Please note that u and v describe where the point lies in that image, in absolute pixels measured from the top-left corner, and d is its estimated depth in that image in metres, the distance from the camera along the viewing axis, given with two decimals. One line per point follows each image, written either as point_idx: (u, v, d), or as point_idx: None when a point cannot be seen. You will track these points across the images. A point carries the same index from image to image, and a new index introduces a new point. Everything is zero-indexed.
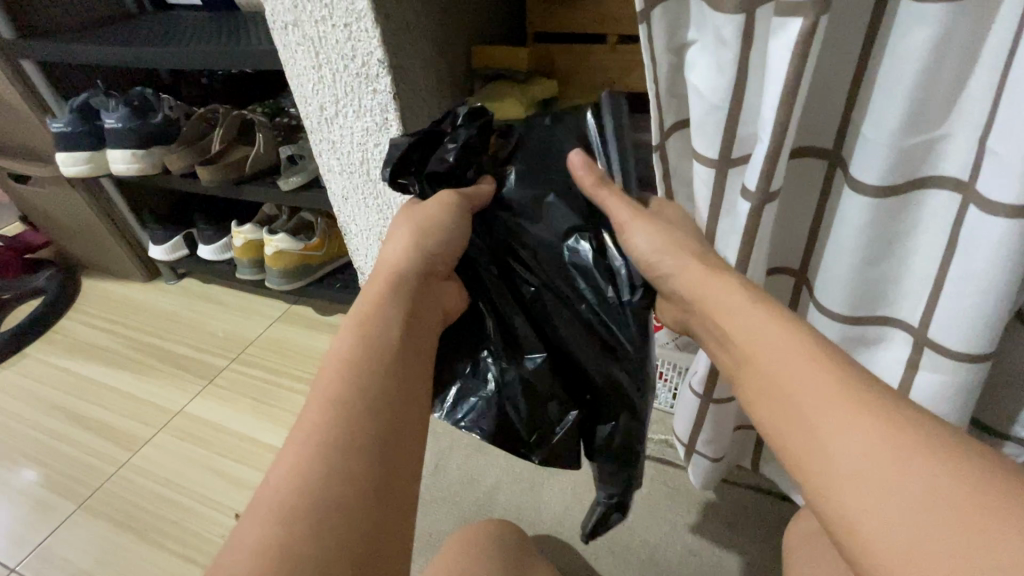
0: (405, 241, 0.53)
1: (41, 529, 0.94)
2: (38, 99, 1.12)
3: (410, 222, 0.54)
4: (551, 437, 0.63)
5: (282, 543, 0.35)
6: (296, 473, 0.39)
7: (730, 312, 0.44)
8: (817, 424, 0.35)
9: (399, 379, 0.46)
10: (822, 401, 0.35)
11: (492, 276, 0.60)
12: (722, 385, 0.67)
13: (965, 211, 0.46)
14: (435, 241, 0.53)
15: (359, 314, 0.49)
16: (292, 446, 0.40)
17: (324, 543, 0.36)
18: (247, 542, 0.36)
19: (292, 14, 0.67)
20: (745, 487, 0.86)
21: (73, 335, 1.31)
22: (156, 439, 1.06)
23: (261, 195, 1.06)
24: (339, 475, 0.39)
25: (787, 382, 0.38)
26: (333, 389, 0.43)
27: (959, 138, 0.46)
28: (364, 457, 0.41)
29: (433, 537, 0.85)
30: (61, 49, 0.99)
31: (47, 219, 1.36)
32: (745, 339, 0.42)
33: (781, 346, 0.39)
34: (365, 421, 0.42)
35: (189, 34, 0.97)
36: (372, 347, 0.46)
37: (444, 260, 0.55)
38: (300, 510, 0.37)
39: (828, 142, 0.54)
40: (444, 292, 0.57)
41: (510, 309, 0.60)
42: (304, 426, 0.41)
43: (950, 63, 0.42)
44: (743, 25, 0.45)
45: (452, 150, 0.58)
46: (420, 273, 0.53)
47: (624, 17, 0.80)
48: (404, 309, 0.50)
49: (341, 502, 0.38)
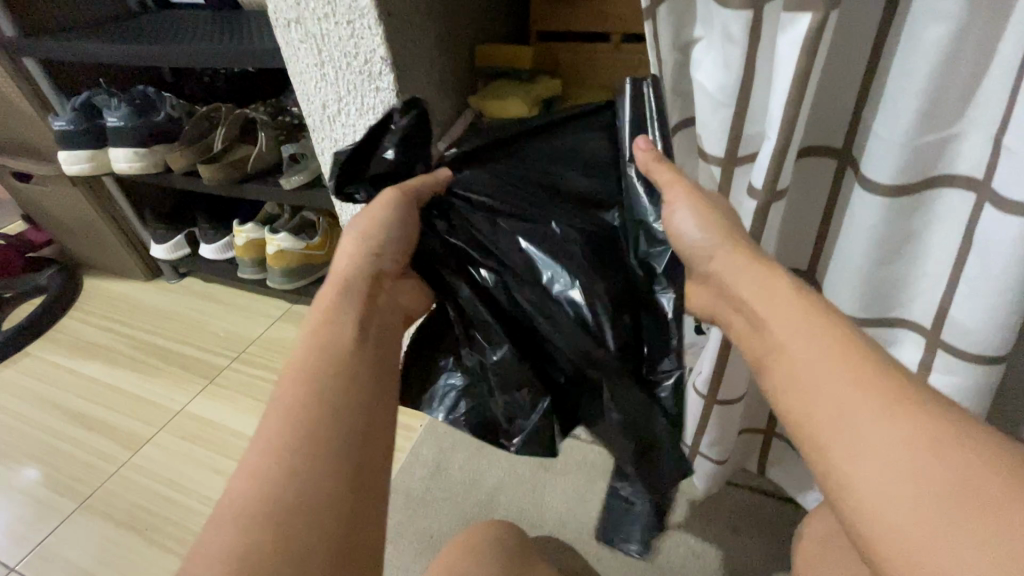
0: (350, 248, 0.52)
1: (42, 527, 0.94)
2: (41, 98, 1.12)
3: (352, 226, 0.53)
4: (524, 428, 0.57)
5: (246, 550, 0.35)
6: (261, 478, 0.38)
7: (761, 300, 0.43)
8: (837, 422, 0.35)
9: (358, 381, 0.44)
10: (843, 398, 0.36)
11: (450, 270, 0.57)
12: (729, 386, 0.67)
13: (979, 210, 0.46)
14: (376, 241, 0.52)
15: (312, 319, 0.48)
16: (254, 455, 0.40)
17: (293, 544, 0.36)
18: (212, 551, 0.35)
19: (294, 11, 0.66)
20: (751, 488, 0.86)
21: (74, 334, 1.30)
22: (158, 438, 1.06)
23: (263, 194, 1.06)
24: (308, 476, 0.39)
25: (809, 378, 0.38)
26: (293, 395, 0.42)
27: (973, 138, 0.45)
28: (330, 457, 0.40)
29: (434, 538, 0.85)
30: (64, 48, 0.99)
31: (49, 218, 1.36)
32: (777, 326, 0.41)
33: (806, 339, 0.39)
34: (329, 421, 0.41)
35: (191, 32, 0.97)
36: (328, 349, 0.45)
37: (390, 257, 0.53)
38: (267, 514, 0.37)
39: (837, 140, 0.54)
40: (400, 291, 0.56)
41: (470, 302, 0.56)
42: (266, 432, 0.40)
43: (965, 59, 0.42)
44: (752, 21, 0.44)
45: (398, 151, 0.56)
46: (370, 272, 0.52)
47: (628, 16, 0.80)
48: (356, 310, 0.49)
49: (309, 507, 0.38)
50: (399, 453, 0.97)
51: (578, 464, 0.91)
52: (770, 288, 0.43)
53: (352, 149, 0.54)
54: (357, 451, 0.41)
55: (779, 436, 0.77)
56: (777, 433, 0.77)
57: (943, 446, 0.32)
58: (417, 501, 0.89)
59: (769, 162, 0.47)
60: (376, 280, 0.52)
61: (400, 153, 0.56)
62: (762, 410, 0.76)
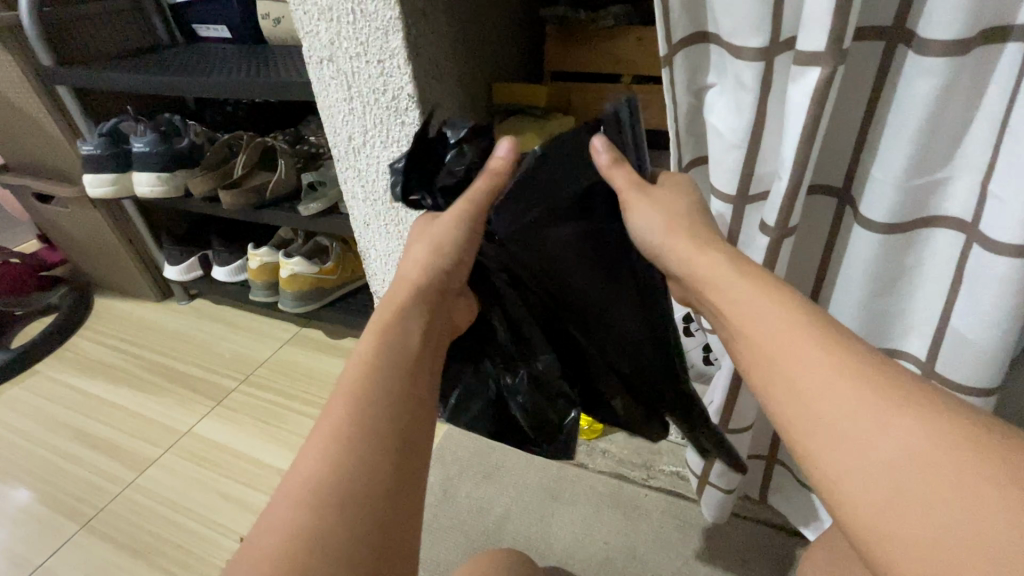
0: (422, 258, 0.51)
1: (44, 548, 0.93)
2: (70, 123, 1.17)
3: (423, 234, 0.53)
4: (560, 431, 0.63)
5: (313, 529, 0.36)
6: (319, 464, 0.38)
7: (742, 297, 0.41)
8: (824, 414, 0.34)
9: (412, 377, 0.44)
10: (831, 388, 0.34)
11: (503, 281, 0.57)
12: (739, 416, 0.67)
13: (968, 250, 0.48)
14: (446, 258, 0.51)
15: (378, 319, 0.47)
16: (319, 439, 0.39)
17: (345, 532, 0.36)
18: (279, 529, 0.36)
19: (327, 50, 0.71)
20: (756, 521, 0.85)
21: (84, 353, 1.31)
22: (164, 459, 1.06)
23: (280, 220, 1.08)
24: (363, 466, 0.38)
25: (794, 371, 0.36)
26: (356, 386, 0.42)
27: (961, 183, 0.48)
28: (382, 451, 0.39)
29: (442, 564, 0.84)
30: (97, 77, 1.03)
31: (66, 238, 1.39)
32: (747, 322, 0.40)
33: (795, 334, 0.37)
34: (387, 418, 0.41)
35: (219, 65, 1.01)
36: (392, 351, 0.45)
37: (459, 278, 0.53)
38: (328, 495, 0.37)
39: (837, 180, 0.56)
40: (455, 308, 0.55)
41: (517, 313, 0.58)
42: (328, 421, 0.40)
43: (951, 112, 0.45)
44: (761, 72, 0.48)
45: (464, 166, 0.55)
46: (438, 287, 0.51)
47: (639, 60, 0.84)
48: (419, 321, 0.48)
49: (365, 490, 0.38)
50: None
51: (587, 493, 0.91)
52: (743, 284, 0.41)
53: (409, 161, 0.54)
54: (403, 449, 0.41)
55: (781, 464, 0.78)
56: (780, 461, 0.78)
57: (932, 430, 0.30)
58: (425, 528, 0.89)
59: (781, 201, 0.50)
60: (443, 292, 0.52)
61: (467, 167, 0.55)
62: (768, 438, 0.77)
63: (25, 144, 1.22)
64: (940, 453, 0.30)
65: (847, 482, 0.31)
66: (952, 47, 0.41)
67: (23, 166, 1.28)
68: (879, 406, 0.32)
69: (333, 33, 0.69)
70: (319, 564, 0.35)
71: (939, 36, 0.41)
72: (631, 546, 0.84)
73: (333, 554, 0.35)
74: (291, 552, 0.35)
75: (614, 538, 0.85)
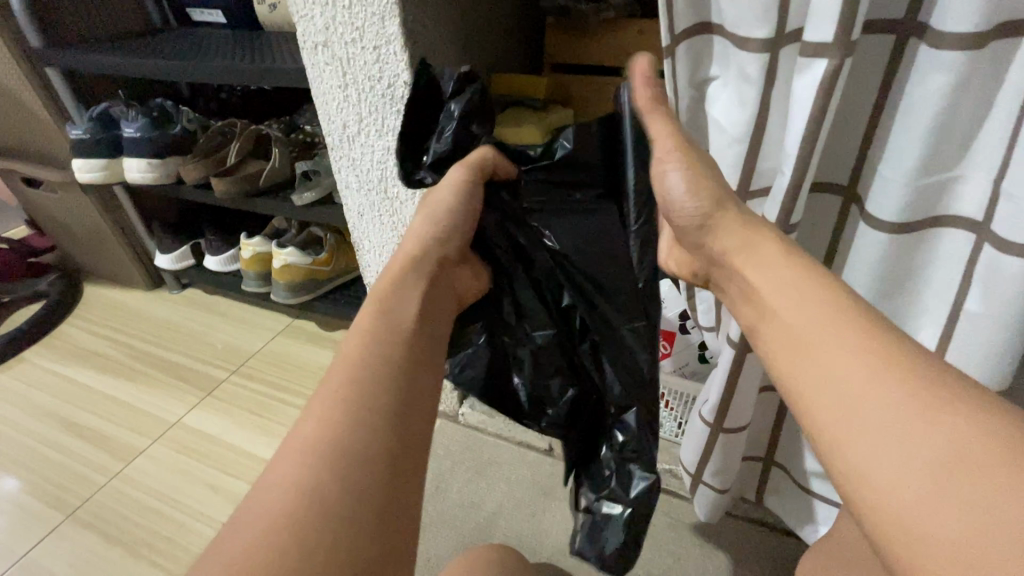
0: (419, 229, 0.52)
1: (28, 538, 0.92)
2: (59, 106, 1.14)
3: (421, 210, 0.53)
4: (555, 410, 0.63)
5: (310, 487, 0.36)
6: (319, 427, 0.38)
7: (755, 266, 0.40)
8: (814, 385, 0.33)
9: (414, 347, 0.45)
10: (836, 363, 0.33)
11: (507, 260, 0.58)
12: (734, 416, 0.67)
13: (978, 250, 0.48)
14: (445, 228, 0.52)
15: (377, 289, 0.48)
16: (319, 401, 0.40)
17: (344, 494, 0.36)
18: (276, 483, 0.36)
19: (322, 34, 0.69)
20: (749, 521, 0.85)
21: (72, 341, 1.29)
22: (152, 450, 1.04)
23: (273, 209, 1.07)
24: (366, 430, 0.39)
25: (808, 338, 0.35)
26: (358, 354, 0.42)
27: (973, 181, 0.47)
28: (383, 419, 0.39)
29: (432, 561, 0.83)
30: (87, 60, 1.01)
31: (54, 224, 1.36)
32: (770, 291, 0.39)
33: (807, 307, 0.36)
34: (389, 385, 0.41)
35: (213, 50, 0.99)
36: (392, 319, 0.45)
37: (451, 245, 0.53)
38: (326, 454, 0.37)
39: (843, 177, 0.55)
40: (458, 276, 0.55)
41: (527, 298, 0.59)
42: (329, 386, 0.40)
43: (964, 109, 0.44)
44: (767, 64, 0.47)
45: (455, 125, 0.54)
46: (435, 258, 0.51)
47: (639, 53, 0.83)
48: (420, 292, 0.48)
49: (363, 452, 0.38)
50: None
51: None
52: (766, 256, 0.40)
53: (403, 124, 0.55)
54: (408, 421, 0.41)
55: (779, 464, 0.78)
56: (777, 461, 0.78)
57: (936, 408, 0.29)
58: None
59: (783, 196, 0.49)
60: (439, 263, 0.52)
61: (458, 133, 0.54)
62: (765, 438, 0.77)
63: (14, 127, 1.20)
64: (942, 441, 0.28)
65: (853, 455, 0.30)
66: (966, 41, 0.41)
67: (12, 149, 1.26)
68: (878, 374, 0.31)
69: (328, 17, 0.67)
70: (316, 520, 0.34)
71: (957, 28, 0.40)
72: None
73: (329, 513, 0.35)
74: (292, 510, 0.35)
75: None
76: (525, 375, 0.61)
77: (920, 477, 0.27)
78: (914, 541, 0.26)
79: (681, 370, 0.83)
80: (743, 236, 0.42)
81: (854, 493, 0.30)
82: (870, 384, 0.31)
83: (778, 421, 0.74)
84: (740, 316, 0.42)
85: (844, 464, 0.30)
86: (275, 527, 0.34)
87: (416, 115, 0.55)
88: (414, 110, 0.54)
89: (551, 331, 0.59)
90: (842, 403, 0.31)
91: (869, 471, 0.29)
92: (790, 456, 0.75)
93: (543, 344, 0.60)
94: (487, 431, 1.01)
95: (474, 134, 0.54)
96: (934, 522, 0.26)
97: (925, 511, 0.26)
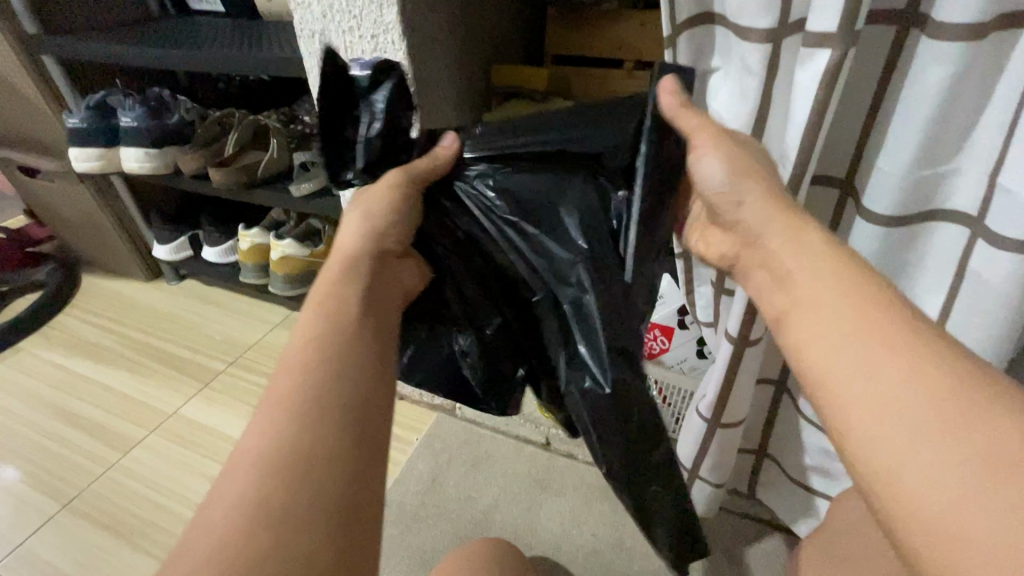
0: (354, 228, 0.50)
1: (25, 527, 0.92)
2: (56, 95, 1.13)
3: (354, 207, 0.50)
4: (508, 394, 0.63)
5: (260, 499, 0.34)
6: (270, 433, 0.37)
7: (791, 251, 0.39)
8: (847, 380, 0.32)
9: (362, 347, 0.43)
10: (867, 362, 0.31)
11: (450, 253, 0.56)
12: (732, 411, 0.66)
13: (972, 245, 0.47)
14: (381, 223, 0.50)
15: (317, 291, 0.46)
16: (265, 411, 0.39)
17: (296, 503, 0.35)
18: (225, 498, 0.35)
19: (320, 23, 0.69)
20: (743, 515, 0.85)
21: (70, 331, 1.29)
22: (149, 441, 1.04)
23: (270, 200, 1.06)
24: (320, 431, 0.38)
25: (842, 328, 0.34)
26: (301, 360, 0.41)
27: (967, 175, 0.46)
28: (335, 417, 0.39)
29: (428, 554, 0.83)
30: (81, 48, 1.00)
31: (52, 214, 1.36)
32: (803, 279, 0.37)
33: (840, 296, 0.35)
34: (335, 383, 0.40)
35: (209, 39, 0.98)
36: (334, 320, 0.44)
37: (395, 237, 0.51)
38: (276, 463, 0.36)
39: (841, 171, 0.54)
40: (403, 270, 0.53)
41: (473, 289, 0.58)
42: (275, 392, 0.39)
43: (963, 100, 0.43)
44: (769, 54, 0.46)
45: (380, 122, 0.51)
46: (372, 254, 0.50)
47: (641, 45, 0.82)
48: (360, 289, 0.47)
49: (314, 458, 0.37)
50: (395, 466, 0.96)
51: (575, 485, 0.91)
52: (803, 241, 0.39)
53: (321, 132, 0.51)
54: (363, 423, 0.40)
55: (771, 459, 0.78)
56: (769, 454, 0.78)
57: (971, 406, 0.28)
58: (411, 516, 0.88)
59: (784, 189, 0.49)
60: (380, 259, 0.50)
61: (385, 127, 0.51)
62: (759, 432, 0.77)
63: (11, 115, 1.19)
64: (981, 441, 0.27)
65: (883, 451, 0.29)
66: (964, 33, 0.40)
67: (9, 138, 1.25)
68: (908, 371, 0.30)
69: (326, 5, 0.67)
70: (270, 531, 0.33)
71: (957, 19, 0.40)
72: (619, 539, 0.83)
73: (284, 524, 0.33)
74: (245, 520, 0.33)
75: (602, 530, 0.84)
76: (475, 363, 0.60)
77: (957, 477, 0.26)
78: (948, 540, 0.26)
79: (681, 366, 0.84)
80: (778, 220, 0.41)
81: (883, 495, 0.29)
82: (905, 382, 0.30)
83: (772, 416, 0.74)
84: (768, 303, 0.41)
85: (872, 465, 0.29)
86: (226, 543, 0.32)
87: (332, 113, 0.51)
88: (329, 112, 0.51)
89: (497, 318, 0.59)
90: (867, 400, 0.31)
91: (907, 474, 0.28)
92: (782, 450, 0.75)
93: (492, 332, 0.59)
94: (484, 425, 1.01)
95: (402, 129, 0.52)
96: (982, 523, 0.25)
97: (963, 512, 0.26)
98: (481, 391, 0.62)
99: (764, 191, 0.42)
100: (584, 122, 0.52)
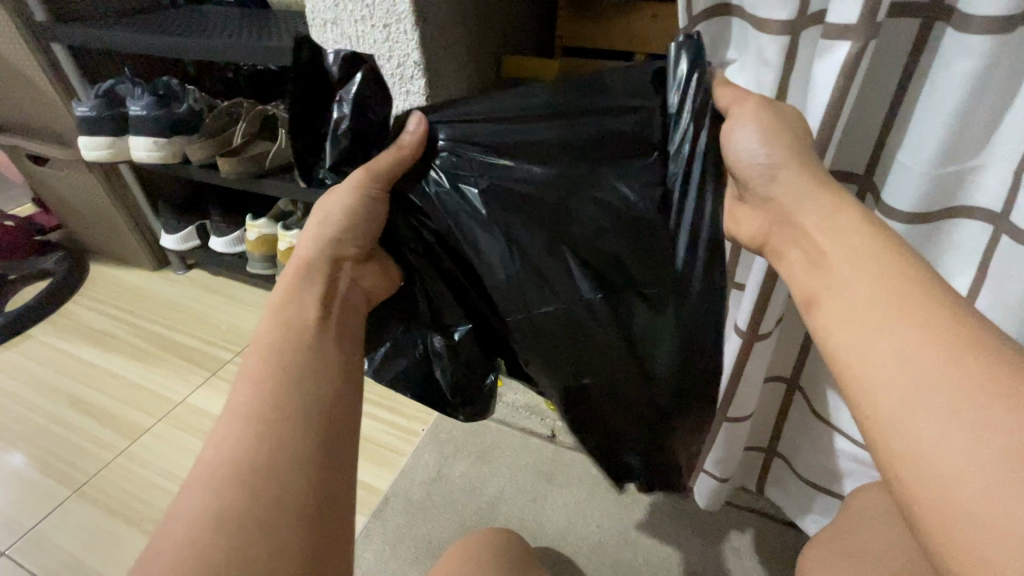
0: (311, 234, 0.51)
1: (36, 512, 0.93)
2: (65, 83, 1.13)
3: (315, 212, 0.52)
4: (478, 395, 0.60)
5: (222, 509, 0.35)
6: (231, 444, 0.38)
7: (830, 233, 0.39)
8: (885, 371, 0.31)
9: (322, 355, 0.44)
10: (909, 356, 0.31)
11: (415, 254, 0.54)
12: (740, 405, 0.66)
13: (996, 242, 0.47)
14: (342, 224, 0.50)
15: (274, 302, 0.47)
16: (224, 422, 0.39)
17: (259, 509, 0.35)
18: (189, 509, 0.35)
19: (332, 12, 0.69)
20: (748, 510, 0.85)
21: (78, 320, 1.30)
22: (157, 429, 1.05)
23: (279, 190, 1.06)
24: (282, 440, 0.39)
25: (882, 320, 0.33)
26: (257, 372, 0.42)
27: (992, 171, 0.46)
28: (296, 423, 0.40)
29: (434, 544, 0.84)
30: (88, 36, 1.00)
31: (60, 202, 1.36)
32: (845, 264, 0.37)
33: (878, 283, 0.34)
34: (293, 391, 0.41)
35: (217, 28, 0.98)
36: (292, 330, 0.45)
37: (352, 241, 0.51)
38: (236, 473, 0.37)
39: (859, 166, 0.54)
40: (364, 273, 0.52)
41: (441, 292, 0.55)
42: (236, 405, 0.40)
43: (989, 95, 0.43)
44: (788, 47, 0.46)
45: (347, 116, 0.51)
46: (328, 259, 0.50)
47: (653, 38, 0.82)
48: (315, 297, 0.48)
49: (276, 465, 0.37)
50: (400, 457, 0.96)
51: (580, 477, 0.91)
52: (842, 224, 0.39)
53: (291, 129, 0.51)
54: (331, 427, 0.41)
55: (781, 457, 0.78)
56: (780, 453, 0.78)
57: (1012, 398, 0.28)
58: (416, 506, 0.89)
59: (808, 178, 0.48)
60: (336, 264, 0.50)
61: (354, 121, 0.51)
62: (767, 429, 0.77)
63: (19, 102, 1.19)
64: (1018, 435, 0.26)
65: (915, 440, 0.29)
66: (995, 24, 0.39)
67: (18, 126, 1.25)
68: (933, 365, 0.30)
69: None
70: (235, 537, 0.34)
71: (984, 12, 0.39)
72: (624, 531, 0.84)
73: (250, 529, 0.35)
74: (208, 528, 0.34)
75: (607, 522, 0.85)
76: (446, 365, 0.58)
77: (993, 465, 0.26)
78: (978, 529, 0.26)
79: None
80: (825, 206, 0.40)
81: (913, 486, 0.29)
82: (944, 374, 0.30)
83: (782, 415, 0.75)
84: (800, 284, 0.40)
85: (900, 454, 0.29)
86: (192, 551, 0.33)
87: (304, 114, 0.52)
88: (300, 107, 0.51)
89: (466, 326, 0.56)
90: (902, 397, 0.30)
91: (936, 466, 0.28)
92: (790, 449, 0.75)
93: (459, 338, 0.56)
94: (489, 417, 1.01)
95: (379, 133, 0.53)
96: (1014, 513, 0.25)
97: (992, 503, 0.26)
98: (450, 395, 0.60)
99: (796, 176, 0.42)
100: (580, 104, 0.50)
